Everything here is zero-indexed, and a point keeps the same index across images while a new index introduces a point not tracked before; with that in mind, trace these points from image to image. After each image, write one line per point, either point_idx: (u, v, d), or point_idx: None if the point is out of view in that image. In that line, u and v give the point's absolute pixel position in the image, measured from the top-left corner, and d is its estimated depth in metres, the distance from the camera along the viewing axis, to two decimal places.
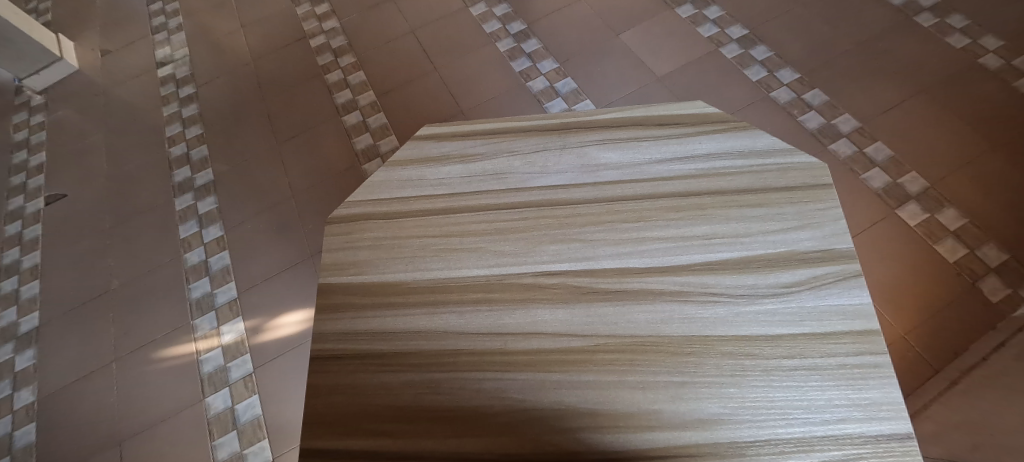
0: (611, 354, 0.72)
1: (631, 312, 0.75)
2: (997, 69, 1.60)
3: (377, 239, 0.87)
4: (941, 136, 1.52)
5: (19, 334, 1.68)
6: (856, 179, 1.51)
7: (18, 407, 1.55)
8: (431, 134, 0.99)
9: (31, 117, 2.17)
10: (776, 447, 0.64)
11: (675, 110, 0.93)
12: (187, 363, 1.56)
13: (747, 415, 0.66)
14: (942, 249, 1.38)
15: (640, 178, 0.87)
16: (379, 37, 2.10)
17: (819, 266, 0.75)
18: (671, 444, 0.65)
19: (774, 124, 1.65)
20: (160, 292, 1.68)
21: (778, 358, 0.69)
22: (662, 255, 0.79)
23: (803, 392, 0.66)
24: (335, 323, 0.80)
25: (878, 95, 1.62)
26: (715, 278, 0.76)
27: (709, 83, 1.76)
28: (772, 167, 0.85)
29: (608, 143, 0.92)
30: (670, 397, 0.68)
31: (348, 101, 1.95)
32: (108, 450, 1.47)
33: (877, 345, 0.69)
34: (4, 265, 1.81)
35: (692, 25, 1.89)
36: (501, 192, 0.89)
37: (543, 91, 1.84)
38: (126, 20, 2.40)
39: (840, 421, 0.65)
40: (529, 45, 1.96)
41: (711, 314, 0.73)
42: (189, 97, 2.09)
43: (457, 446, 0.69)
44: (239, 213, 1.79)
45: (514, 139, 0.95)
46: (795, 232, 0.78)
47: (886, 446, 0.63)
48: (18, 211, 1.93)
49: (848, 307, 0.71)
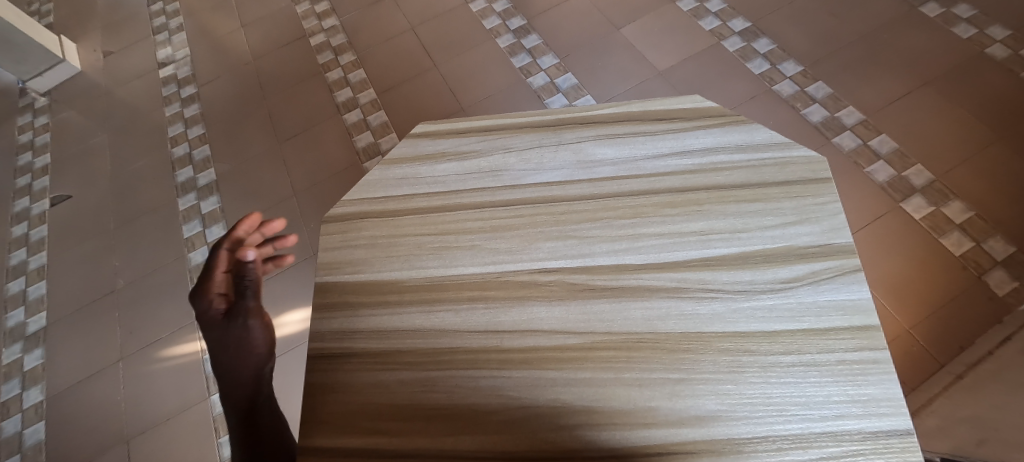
0: (608, 351, 0.72)
1: (628, 309, 0.74)
2: (1004, 60, 1.58)
3: (373, 237, 0.87)
4: (946, 129, 1.50)
5: (27, 334, 1.69)
6: (859, 172, 1.49)
7: (27, 406, 1.57)
8: (427, 132, 0.99)
9: (35, 118, 2.18)
10: (774, 444, 0.63)
11: (672, 105, 0.93)
12: (191, 361, 1.57)
13: (744, 411, 0.65)
14: (947, 242, 1.36)
15: (636, 174, 0.86)
16: (379, 34, 2.10)
17: (819, 261, 0.74)
18: (668, 442, 0.65)
19: (776, 118, 1.64)
20: (165, 291, 1.69)
21: (776, 354, 0.68)
22: (660, 251, 0.78)
23: (802, 388, 0.66)
24: (334, 321, 0.80)
25: (881, 88, 1.61)
26: (713, 274, 0.75)
27: (710, 78, 1.74)
28: (772, 161, 0.84)
29: (604, 138, 0.91)
30: (667, 394, 0.68)
31: (348, 99, 1.95)
32: (117, 448, 1.48)
33: (877, 341, 0.68)
34: (11, 266, 1.82)
35: (694, 19, 1.88)
36: (497, 190, 0.89)
37: (544, 88, 1.83)
38: (127, 21, 2.41)
39: (839, 417, 0.64)
40: (530, 41, 1.95)
41: (709, 310, 0.72)
42: (191, 96, 2.10)
43: (454, 445, 0.69)
44: (240, 213, 1.79)
45: (510, 135, 0.95)
46: (793, 226, 0.78)
47: (886, 442, 0.62)
48: (25, 212, 1.94)
49: (848, 302, 0.71)
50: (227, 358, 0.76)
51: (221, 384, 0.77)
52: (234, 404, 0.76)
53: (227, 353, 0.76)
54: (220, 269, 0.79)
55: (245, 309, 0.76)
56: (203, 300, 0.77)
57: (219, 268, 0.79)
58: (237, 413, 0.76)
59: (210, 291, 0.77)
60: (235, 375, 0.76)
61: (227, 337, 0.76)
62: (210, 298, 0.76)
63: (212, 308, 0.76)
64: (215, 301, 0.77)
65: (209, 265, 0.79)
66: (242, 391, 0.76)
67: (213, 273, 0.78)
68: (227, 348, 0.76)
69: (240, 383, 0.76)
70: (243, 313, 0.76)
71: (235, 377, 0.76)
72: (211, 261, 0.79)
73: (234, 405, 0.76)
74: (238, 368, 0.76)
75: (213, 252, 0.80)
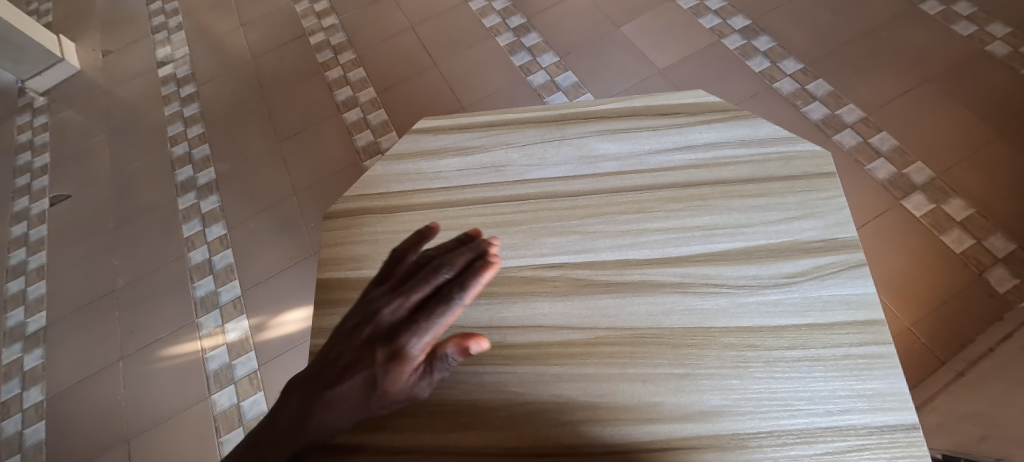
0: (611, 347, 0.72)
1: (631, 304, 0.74)
2: (1005, 56, 1.58)
3: (375, 234, 0.87)
4: (948, 126, 1.50)
5: (27, 334, 1.69)
6: (860, 170, 1.49)
7: (27, 406, 1.56)
8: (428, 127, 0.99)
9: (34, 118, 2.17)
10: (779, 438, 0.63)
11: (674, 100, 0.93)
12: (192, 361, 1.56)
13: (748, 406, 0.65)
14: (948, 239, 1.36)
15: (639, 169, 0.86)
16: (379, 32, 2.10)
17: (823, 256, 0.74)
18: (671, 437, 0.64)
19: (777, 115, 1.64)
20: (166, 290, 1.69)
21: (780, 349, 0.68)
22: (662, 246, 0.78)
23: (806, 383, 0.65)
24: (335, 318, 0.80)
25: (882, 85, 1.60)
26: (716, 269, 0.75)
27: (711, 76, 1.74)
28: (774, 156, 0.84)
29: (607, 134, 0.91)
30: (670, 389, 0.67)
31: (349, 98, 1.95)
32: (117, 448, 1.48)
33: (882, 335, 0.68)
34: (11, 266, 1.82)
35: (694, 16, 1.88)
36: (499, 185, 0.88)
37: (544, 86, 1.82)
38: (126, 20, 2.41)
39: (844, 411, 0.64)
40: (530, 39, 1.94)
41: (712, 305, 0.72)
42: (191, 95, 2.09)
43: (457, 441, 0.68)
44: (241, 211, 1.79)
45: (512, 131, 0.95)
46: (797, 221, 0.77)
47: (891, 436, 0.62)
48: (24, 212, 1.94)
49: (852, 297, 0.71)
50: (326, 392, 0.56)
51: (299, 384, 0.58)
52: (274, 424, 0.57)
53: (332, 392, 0.56)
54: (438, 328, 0.56)
55: (394, 385, 0.55)
56: (395, 325, 0.56)
57: (437, 323, 0.55)
58: (254, 438, 0.57)
59: (404, 332, 0.55)
60: (307, 410, 0.56)
61: (352, 385, 0.55)
62: (396, 335, 0.55)
63: (386, 340, 0.55)
64: (394, 343, 0.55)
65: (431, 297, 0.56)
66: (290, 430, 0.57)
67: (424, 317, 0.55)
68: (337, 393, 0.56)
69: (299, 422, 0.57)
70: (386, 386, 0.55)
71: (304, 404, 0.57)
72: (435, 296, 0.56)
73: (270, 434, 0.57)
74: (317, 408, 0.56)
75: (445, 293, 0.56)
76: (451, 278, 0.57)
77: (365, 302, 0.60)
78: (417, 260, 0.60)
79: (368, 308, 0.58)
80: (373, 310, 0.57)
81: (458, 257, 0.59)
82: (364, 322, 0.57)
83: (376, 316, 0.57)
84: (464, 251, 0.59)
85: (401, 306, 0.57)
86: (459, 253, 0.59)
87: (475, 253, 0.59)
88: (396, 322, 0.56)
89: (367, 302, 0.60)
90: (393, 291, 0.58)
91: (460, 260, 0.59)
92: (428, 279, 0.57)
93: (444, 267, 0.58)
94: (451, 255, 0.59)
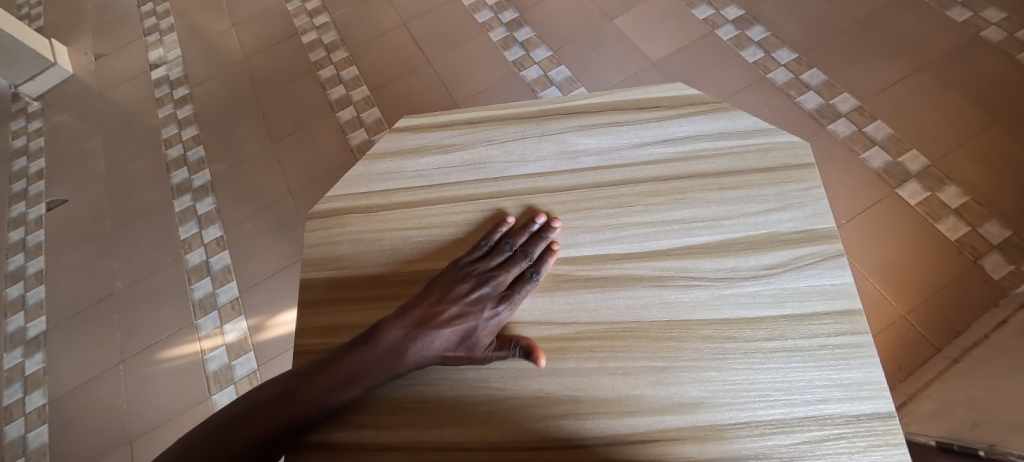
0: (592, 341, 0.72)
1: (611, 298, 0.75)
2: (998, 42, 1.57)
3: (359, 233, 0.87)
4: (940, 113, 1.50)
5: (28, 338, 1.70)
6: (854, 158, 1.49)
7: (30, 410, 1.58)
8: (408, 126, 0.98)
9: (29, 123, 2.18)
10: (756, 429, 0.63)
11: (654, 93, 0.92)
12: (189, 362, 1.57)
13: (727, 398, 0.65)
14: (942, 226, 1.36)
15: (617, 164, 0.86)
16: (370, 30, 2.10)
17: (801, 247, 0.74)
18: (651, 429, 0.65)
19: (772, 105, 1.63)
20: (164, 292, 1.70)
21: (758, 340, 0.68)
22: (641, 241, 0.78)
23: (784, 373, 0.66)
24: (319, 318, 0.81)
25: (874, 74, 1.60)
26: (695, 262, 0.75)
27: (704, 66, 1.73)
28: (755, 147, 0.84)
29: (586, 129, 0.91)
30: (650, 381, 0.68)
31: (342, 96, 1.95)
32: (117, 450, 1.49)
33: (859, 325, 0.68)
34: (9, 272, 1.83)
35: (687, 7, 1.87)
36: (480, 183, 0.88)
37: (537, 81, 1.82)
38: (117, 23, 2.41)
39: (821, 401, 0.64)
40: (522, 34, 1.94)
41: (691, 299, 0.72)
42: (185, 97, 2.09)
43: (439, 437, 0.69)
44: (237, 212, 1.79)
45: (492, 128, 0.94)
46: (776, 213, 0.78)
47: (867, 425, 0.62)
48: (21, 218, 1.95)
49: (830, 287, 0.71)
50: (427, 335, 0.71)
51: (398, 321, 0.72)
52: (367, 351, 0.70)
53: (435, 335, 0.71)
54: (521, 303, 0.76)
55: (484, 341, 0.72)
56: (495, 296, 0.75)
57: (522, 298, 0.76)
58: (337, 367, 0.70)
59: (501, 302, 0.74)
60: (403, 343, 0.71)
61: (453, 334, 0.71)
62: (497, 304, 0.74)
63: (489, 305, 0.74)
64: (494, 309, 0.73)
65: (521, 278, 0.76)
66: (381, 359, 0.70)
67: (516, 292, 0.75)
68: (439, 336, 0.71)
69: (391, 353, 0.70)
70: (478, 340, 0.72)
71: (403, 339, 0.71)
72: (524, 278, 0.76)
73: (360, 359, 0.70)
74: (413, 343, 0.71)
75: (529, 277, 0.76)
76: (532, 265, 0.77)
77: (464, 270, 0.77)
78: (506, 248, 0.78)
79: (470, 276, 0.76)
80: (477, 280, 0.75)
81: (537, 245, 0.79)
82: (469, 287, 0.75)
83: (478, 285, 0.75)
84: (541, 239, 0.79)
85: (500, 282, 0.76)
86: (537, 240, 0.79)
87: (549, 243, 0.79)
88: (494, 293, 0.75)
89: (466, 271, 0.77)
90: (490, 268, 0.77)
91: (538, 248, 0.79)
92: (519, 263, 0.77)
93: (529, 255, 0.77)
94: (534, 244, 0.79)
